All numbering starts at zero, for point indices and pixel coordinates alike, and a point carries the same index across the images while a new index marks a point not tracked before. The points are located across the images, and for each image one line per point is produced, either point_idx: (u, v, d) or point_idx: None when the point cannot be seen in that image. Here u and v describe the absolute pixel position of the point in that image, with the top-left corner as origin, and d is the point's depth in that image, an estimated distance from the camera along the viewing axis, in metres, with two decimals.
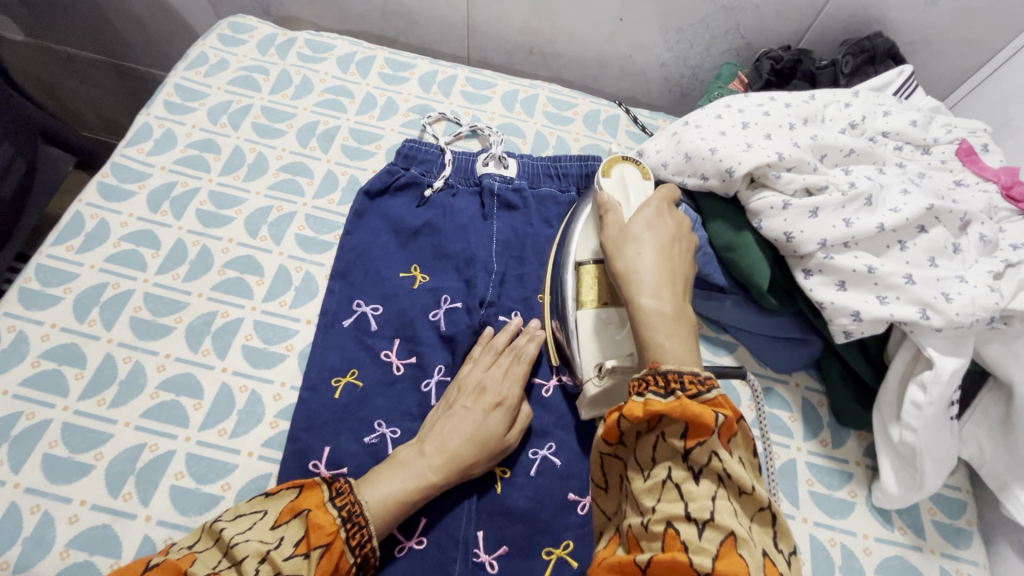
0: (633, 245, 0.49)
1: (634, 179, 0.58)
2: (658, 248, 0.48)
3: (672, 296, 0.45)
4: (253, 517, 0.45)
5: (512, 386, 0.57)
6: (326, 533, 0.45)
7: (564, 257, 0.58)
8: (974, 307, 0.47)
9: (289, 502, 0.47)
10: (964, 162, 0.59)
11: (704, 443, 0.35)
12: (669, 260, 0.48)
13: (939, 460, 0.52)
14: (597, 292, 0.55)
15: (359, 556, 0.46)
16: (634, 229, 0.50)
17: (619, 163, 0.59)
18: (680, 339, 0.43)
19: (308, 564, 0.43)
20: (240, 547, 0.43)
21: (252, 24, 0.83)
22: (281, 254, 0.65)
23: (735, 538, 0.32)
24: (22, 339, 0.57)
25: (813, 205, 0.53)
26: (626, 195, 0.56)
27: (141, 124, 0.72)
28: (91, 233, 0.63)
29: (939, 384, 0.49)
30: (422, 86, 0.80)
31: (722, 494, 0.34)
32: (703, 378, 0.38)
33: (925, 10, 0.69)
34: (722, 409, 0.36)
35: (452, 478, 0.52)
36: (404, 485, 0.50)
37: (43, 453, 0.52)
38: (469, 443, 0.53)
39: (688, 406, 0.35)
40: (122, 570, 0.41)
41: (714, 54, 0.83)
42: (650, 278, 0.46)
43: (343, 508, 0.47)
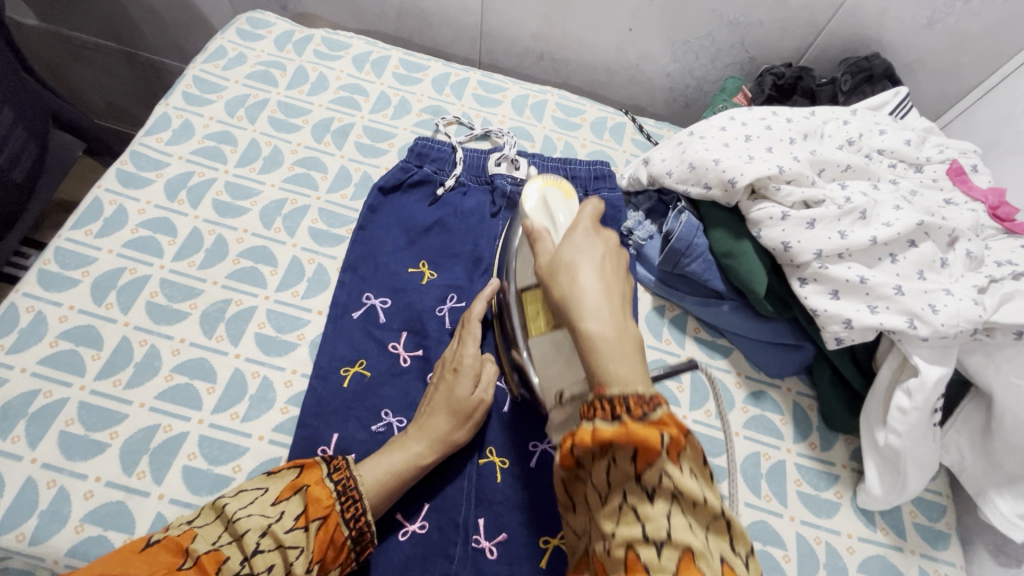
0: (569, 269, 0.43)
1: (557, 201, 0.54)
2: (599, 269, 0.42)
3: (615, 314, 0.40)
4: (255, 493, 0.47)
5: (469, 349, 0.57)
6: (323, 506, 0.48)
7: (508, 285, 0.57)
8: (959, 318, 0.50)
9: (288, 478, 0.49)
10: (954, 181, 0.62)
11: (654, 465, 0.34)
12: (607, 280, 0.42)
13: (922, 464, 0.54)
14: (541, 317, 0.53)
15: (354, 528, 0.48)
16: (563, 257, 0.44)
17: (545, 184, 0.55)
18: (628, 357, 0.39)
19: (307, 536, 0.46)
20: (242, 522, 0.45)
21: (269, 20, 0.84)
22: (294, 246, 0.67)
23: (692, 556, 0.31)
24: (41, 319, 0.58)
25: (810, 217, 0.56)
26: (551, 215, 0.53)
27: (160, 114, 0.73)
28: (109, 218, 0.65)
29: (924, 391, 0.52)
30: (435, 88, 0.83)
31: (676, 511, 0.33)
32: (650, 397, 0.36)
33: (922, 34, 0.72)
34: (668, 428, 0.35)
35: (436, 451, 0.53)
36: (389, 457, 0.52)
37: (59, 430, 0.54)
38: (441, 413, 0.54)
39: (632, 430, 0.34)
40: (127, 545, 0.43)
41: (719, 67, 0.85)
42: (592, 301, 0.40)
43: (339, 484, 0.49)
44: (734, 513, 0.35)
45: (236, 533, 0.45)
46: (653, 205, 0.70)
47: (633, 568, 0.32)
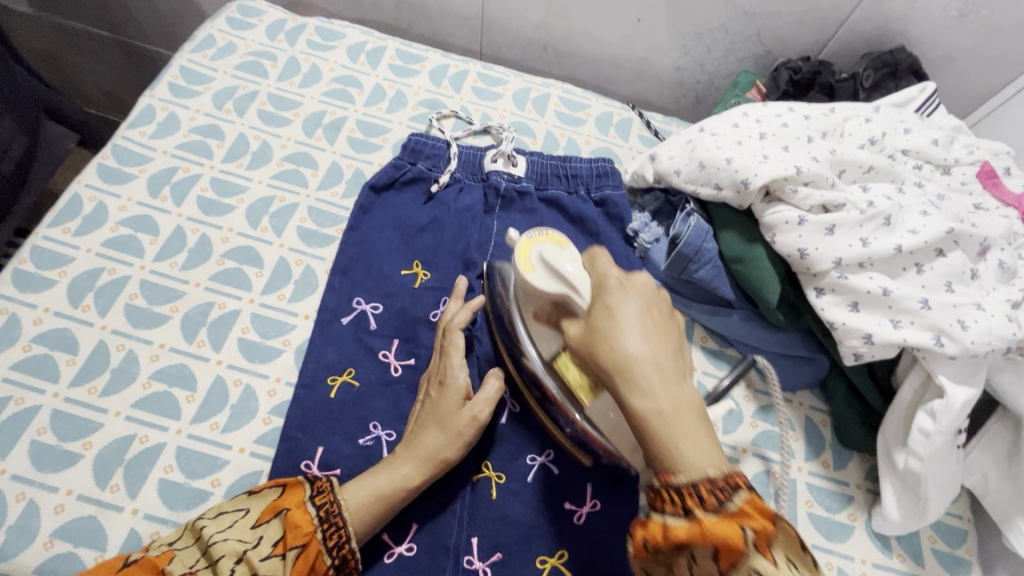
0: (613, 334, 0.38)
1: (554, 254, 0.47)
2: (643, 313, 0.39)
3: (669, 384, 0.37)
4: (234, 515, 0.45)
5: (454, 361, 0.54)
6: (303, 534, 0.45)
7: (529, 358, 0.53)
8: (989, 336, 0.46)
9: (270, 500, 0.46)
10: (984, 186, 0.57)
11: (740, 565, 0.32)
12: (654, 328, 0.39)
13: (944, 490, 0.50)
14: (585, 381, 0.50)
15: (336, 554, 0.45)
16: (598, 321, 0.40)
17: (538, 239, 0.51)
18: (700, 437, 0.36)
19: (285, 565, 0.44)
20: (218, 547, 0.43)
21: (261, 8, 0.81)
22: (282, 246, 0.64)
23: None
24: (14, 322, 0.56)
25: (830, 222, 0.52)
26: (563, 276, 0.45)
27: (144, 106, 0.70)
28: (89, 216, 0.62)
29: (949, 414, 0.48)
30: (433, 80, 0.79)
31: None
32: (726, 483, 0.34)
33: (952, 26, 0.67)
34: (751, 521, 0.32)
35: (425, 472, 0.49)
36: (378, 479, 0.49)
37: (30, 440, 0.51)
38: (429, 429, 0.51)
39: (710, 530, 0.32)
40: (99, 565, 0.41)
41: (732, 61, 0.81)
42: (643, 372, 0.37)
43: (322, 507, 0.46)
44: None
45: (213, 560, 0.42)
46: (660, 206, 0.65)
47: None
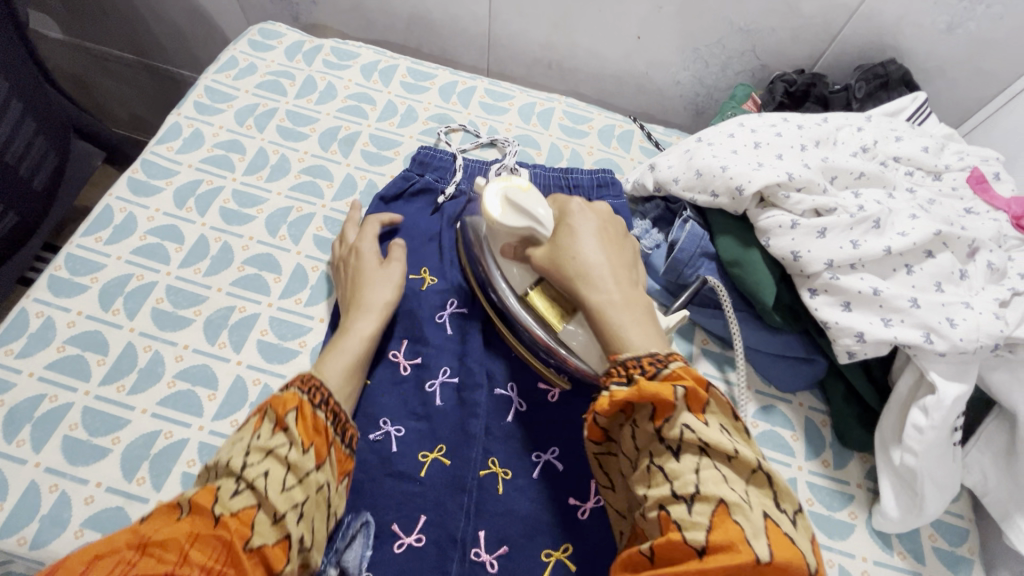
0: (573, 247, 0.50)
1: (516, 193, 0.55)
2: (596, 233, 0.51)
3: (620, 284, 0.48)
4: (219, 442, 0.42)
5: (364, 239, 0.63)
6: (291, 401, 0.43)
7: (506, 295, 0.58)
8: (978, 333, 0.48)
9: (249, 417, 0.43)
10: (975, 190, 0.59)
11: (672, 418, 0.39)
12: (606, 241, 0.51)
13: (941, 486, 0.52)
14: (556, 310, 0.55)
15: (330, 412, 0.45)
16: (562, 241, 0.51)
17: (503, 186, 0.57)
18: (640, 324, 0.45)
19: (290, 434, 0.41)
20: (220, 460, 0.40)
21: (281, 31, 0.86)
22: (298, 253, 0.67)
23: (725, 504, 0.35)
24: (49, 324, 0.59)
25: (821, 225, 0.54)
26: (530, 213, 0.54)
27: (171, 123, 0.75)
28: (119, 225, 0.66)
29: (941, 409, 0.49)
30: (442, 97, 0.83)
31: (705, 463, 0.37)
32: (663, 357, 0.42)
33: (941, 39, 0.70)
34: (681, 380, 0.39)
35: (379, 320, 0.57)
36: (347, 346, 0.54)
37: (63, 435, 0.54)
38: (370, 286, 0.59)
39: (645, 389, 0.39)
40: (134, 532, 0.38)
41: (730, 74, 0.84)
42: (595, 272, 0.48)
43: (308, 391, 0.45)
44: (772, 467, 0.38)
45: (230, 473, 0.39)
46: (660, 213, 0.67)
47: (669, 525, 0.36)
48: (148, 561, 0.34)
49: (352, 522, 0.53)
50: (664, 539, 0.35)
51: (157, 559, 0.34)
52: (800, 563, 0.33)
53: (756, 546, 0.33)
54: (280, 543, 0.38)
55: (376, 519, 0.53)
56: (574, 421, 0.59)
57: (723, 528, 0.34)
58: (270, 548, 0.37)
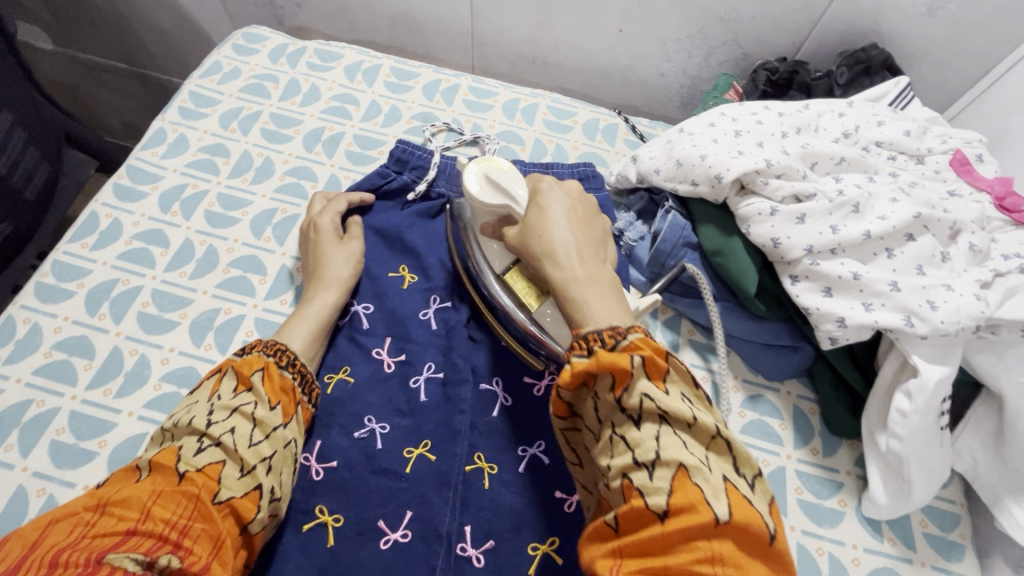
0: (541, 225, 0.49)
1: (496, 172, 0.55)
2: (566, 209, 0.50)
3: (585, 264, 0.46)
4: (190, 403, 0.49)
5: (324, 214, 0.65)
6: (256, 363, 0.51)
7: (483, 271, 0.60)
8: (959, 315, 0.47)
9: (208, 381, 0.50)
10: (958, 172, 0.59)
11: (630, 387, 0.40)
12: (574, 219, 0.49)
13: (927, 470, 0.51)
14: (532, 290, 0.57)
15: (294, 372, 0.53)
16: (530, 219, 0.50)
17: (483, 165, 0.56)
18: (605, 300, 0.45)
19: (256, 392, 0.49)
20: (186, 420, 0.46)
21: (264, 34, 0.86)
22: (283, 254, 0.68)
23: (684, 468, 0.36)
24: (36, 330, 0.60)
25: (800, 211, 0.54)
26: (507, 191, 0.53)
27: (156, 129, 0.75)
28: (105, 231, 0.67)
29: (924, 393, 0.49)
30: (426, 95, 0.83)
31: (665, 431, 0.38)
32: (624, 329, 0.42)
33: (922, 22, 0.69)
34: (640, 351, 0.40)
35: (340, 290, 0.61)
36: (309, 318, 0.58)
37: (50, 439, 0.55)
38: (330, 260, 0.62)
39: (605, 359, 0.40)
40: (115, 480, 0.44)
41: (714, 65, 0.83)
42: (561, 250, 0.47)
43: (273, 354, 0.52)
44: (731, 433, 0.39)
45: (197, 434, 0.46)
46: (644, 205, 0.67)
47: (631, 492, 0.37)
48: (110, 517, 0.40)
49: (338, 519, 0.53)
50: (629, 506, 0.37)
51: (120, 515, 0.40)
52: (756, 521, 0.35)
53: (715, 506, 0.35)
54: (248, 491, 0.45)
55: (362, 516, 0.53)
56: None
57: (683, 491, 0.35)
58: (238, 498, 0.44)
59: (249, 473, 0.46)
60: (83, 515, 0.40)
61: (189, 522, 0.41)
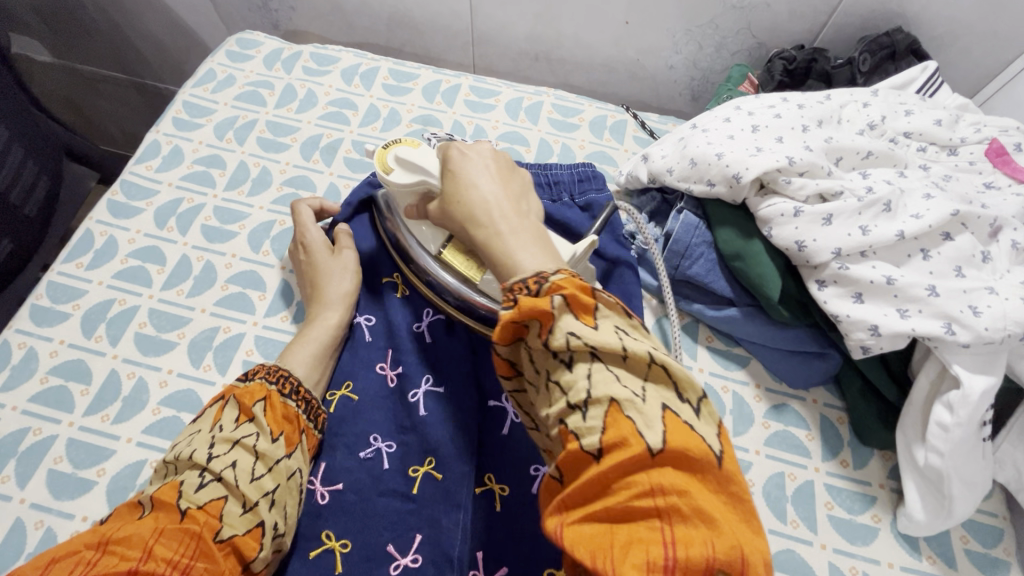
0: (461, 185, 0.45)
1: (405, 151, 0.53)
2: (486, 175, 0.46)
3: (508, 211, 0.43)
4: (190, 434, 0.47)
5: (306, 226, 0.63)
6: (258, 392, 0.49)
7: (417, 253, 0.59)
8: (1004, 321, 0.44)
9: (211, 409, 0.48)
10: (995, 163, 0.55)
11: (554, 327, 0.35)
12: (496, 177, 0.46)
13: (970, 486, 0.48)
14: (472, 262, 0.54)
15: (298, 399, 0.51)
16: (446, 183, 0.46)
17: (392, 147, 0.55)
18: (533, 247, 0.41)
19: (257, 423, 0.47)
20: (186, 452, 0.44)
21: (259, 40, 0.83)
22: (283, 269, 0.65)
23: (616, 403, 0.32)
24: (32, 355, 0.58)
25: (827, 212, 0.50)
26: (420, 168, 0.52)
27: (151, 141, 0.73)
28: (100, 250, 0.65)
29: (967, 405, 0.46)
30: (426, 97, 0.80)
31: (597, 367, 0.34)
32: (548, 272, 0.38)
33: (950, 2, 0.65)
34: (561, 290, 0.36)
35: (344, 309, 0.59)
36: (314, 342, 0.56)
37: (48, 469, 0.53)
38: (327, 279, 0.59)
39: (522, 305, 0.36)
40: (118, 515, 0.42)
41: (726, 55, 0.80)
42: (488, 209, 0.43)
43: (276, 381, 0.50)
44: (669, 358, 0.34)
45: (198, 468, 0.44)
46: (657, 206, 0.64)
47: (568, 437, 0.34)
48: (111, 557, 0.38)
49: (345, 545, 0.51)
50: (567, 452, 0.34)
51: (122, 554, 0.38)
52: (693, 448, 0.31)
53: (648, 437, 0.31)
54: (251, 528, 0.43)
55: (370, 541, 0.51)
56: None
57: (616, 426, 0.32)
58: (240, 535, 0.42)
59: (251, 510, 0.44)
60: (85, 553, 0.38)
61: (191, 561, 0.39)
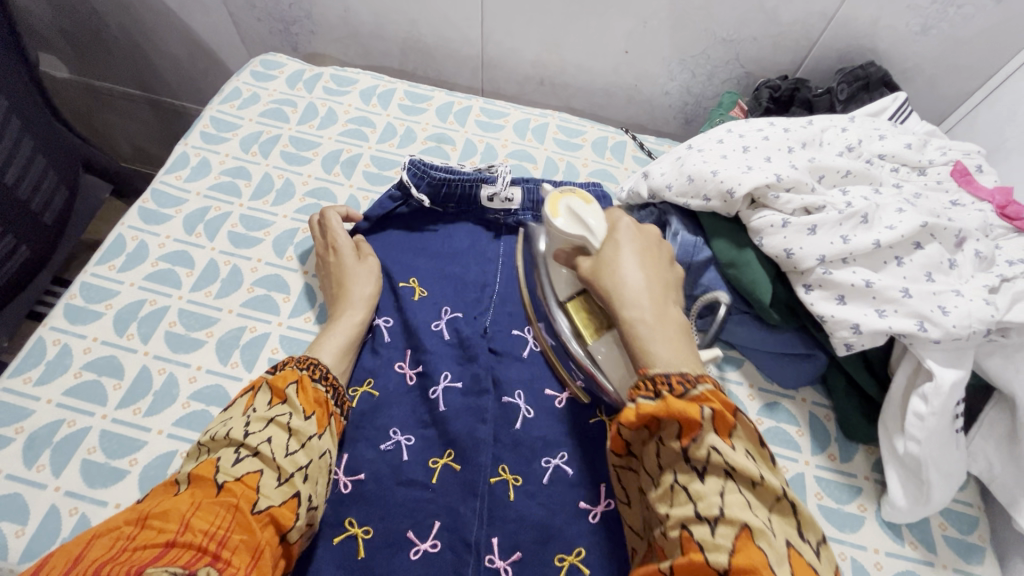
0: (609, 261, 0.51)
1: (581, 209, 0.55)
2: (634, 256, 0.50)
3: (654, 300, 0.48)
4: (224, 419, 0.50)
5: (335, 231, 0.67)
6: (291, 375, 0.52)
7: (549, 299, 0.60)
8: (970, 319, 0.49)
9: (242, 398, 0.51)
10: (959, 183, 0.61)
11: (699, 438, 0.41)
12: (645, 262, 0.50)
13: (947, 474, 0.52)
14: (591, 323, 0.56)
15: (327, 384, 0.54)
16: (606, 254, 0.51)
17: (563, 196, 0.58)
18: (667, 343, 0.46)
19: (291, 403, 0.51)
20: (222, 432, 0.48)
21: (282, 61, 0.89)
22: (306, 273, 0.69)
23: (748, 530, 0.37)
24: (67, 351, 0.61)
25: (812, 223, 0.56)
26: (584, 223, 0.54)
27: (179, 153, 0.77)
28: (132, 253, 0.68)
29: (940, 396, 0.50)
30: (439, 116, 0.85)
31: (730, 488, 0.39)
32: (693, 378, 0.43)
33: (916, 40, 0.72)
34: (710, 402, 0.41)
35: (368, 309, 0.63)
36: (343, 334, 0.60)
37: (82, 459, 0.55)
38: (355, 280, 0.64)
39: (674, 406, 0.41)
40: (154, 494, 0.45)
41: (716, 83, 0.86)
42: (633, 291, 0.48)
43: (307, 368, 0.54)
44: (795, 497, 0.40)
45: (234, 445, 0.47)
46: (655, 220, 0.68)
47: (690, 545, 0.38)
48: (150, 530, 0.41)
49: (367, 532, 0.54)
50: (686, 558, 0.38)
51: (160, 527, 0.41)
52: None
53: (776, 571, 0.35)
54: (286, 499, 0.46)
55: (391, 528, 0.54)
56: (581, 427, 0.59)
57: (746, 552, 0.36)
58: (277, 507, 0.45)
59: (287, 482, 0.47)
60: (124, 529, 0.41)
61: (228, 532, 0.42)
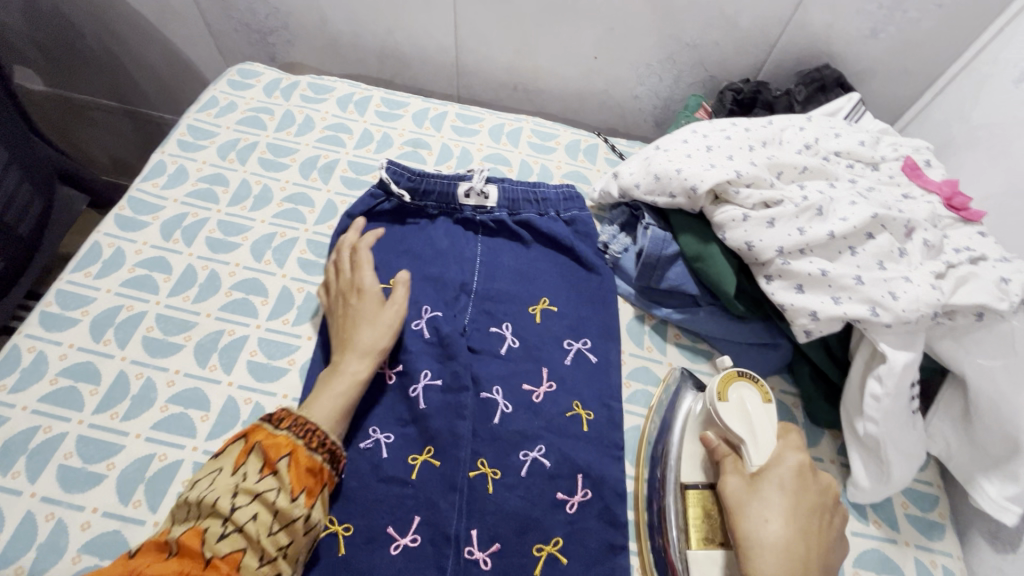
0: (759, 506, 0.47)
1: (752, 406, 0.53)
2: (789, 518, 0.46)
3: None
4: (213, 476, 0.50)
5: (362, 252, 0.66)
6: (283, 447, 0.51)
7: (668, 476, 0.55)
8: (918, 303, 0.52)
9: (234, 446, 0.51)
10: (909, 177, 0.64)
11: None
12: (801, 531, 0.45)
13: (904, 453, 0.55)
14: (705, 526, 0.51)
15: (323, 452, 0.52)
16: (764, 488, 0.48)
17: (738, 385, 0.55)
18: None
19: (279, 476, 0.50)
20: (209, 497, 0.47)
21: (258, 70, 0.90)
22: (284, 276, 0.70)
23: None
24: (42, 359, 0.61)
25: (770, 216, 0.58)
26: (751, 429, 0.52)
27: (156, 161, 0.78)
28: (108, 260, 0.69)
29: (893, 376, 0.53)
30: (415, 122, 0.87)
31: None
32: None
33: (867, 43, 0.76)
34: None
35: (391, 338, 0.62)
36: (364, 363, 0.59)
37: (59, 464, 0.55)
38: (376, 306, 0.63)
39: None
40: (140, 551, 0.45)
41: (683, 86, 0.89)
42: (771, 561, 0.44)
43: (302, 436, 0.52)
44: None
45: (220, 517, 0.47)
46: (626, 219, 0.72)
47: None
48: None
49: (347, 529, 0.54)
50: None
51: None
52: None
53: None
54: None
55: (371, 524, 0.55)
56: (558, 420, 0.61)
57: None
58: None
59: (269, 562, 0.47)
60: None
61: None
